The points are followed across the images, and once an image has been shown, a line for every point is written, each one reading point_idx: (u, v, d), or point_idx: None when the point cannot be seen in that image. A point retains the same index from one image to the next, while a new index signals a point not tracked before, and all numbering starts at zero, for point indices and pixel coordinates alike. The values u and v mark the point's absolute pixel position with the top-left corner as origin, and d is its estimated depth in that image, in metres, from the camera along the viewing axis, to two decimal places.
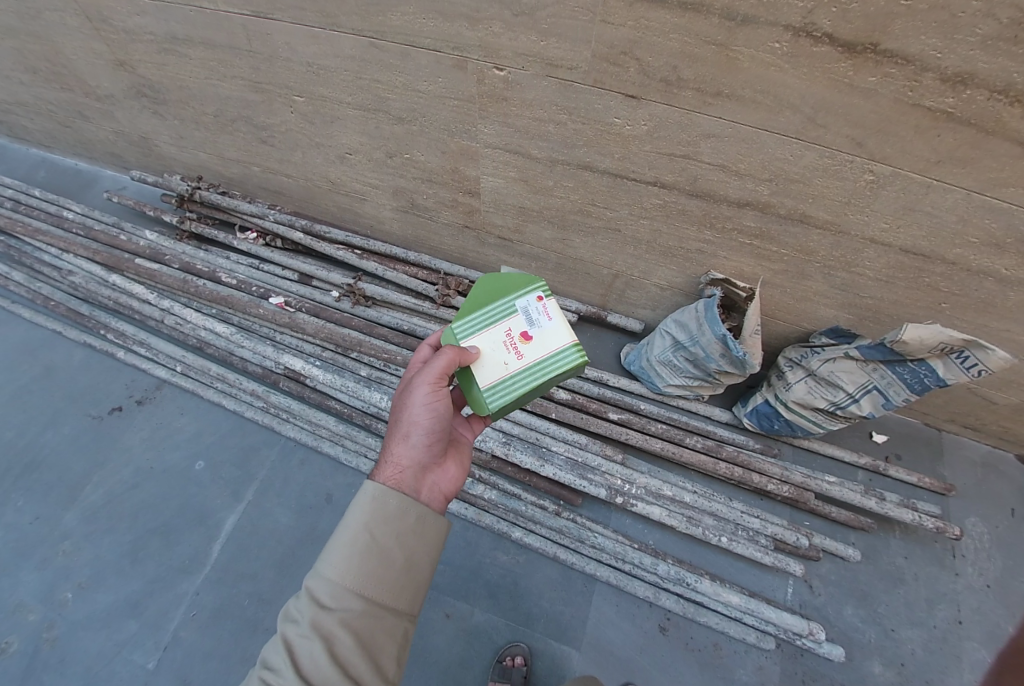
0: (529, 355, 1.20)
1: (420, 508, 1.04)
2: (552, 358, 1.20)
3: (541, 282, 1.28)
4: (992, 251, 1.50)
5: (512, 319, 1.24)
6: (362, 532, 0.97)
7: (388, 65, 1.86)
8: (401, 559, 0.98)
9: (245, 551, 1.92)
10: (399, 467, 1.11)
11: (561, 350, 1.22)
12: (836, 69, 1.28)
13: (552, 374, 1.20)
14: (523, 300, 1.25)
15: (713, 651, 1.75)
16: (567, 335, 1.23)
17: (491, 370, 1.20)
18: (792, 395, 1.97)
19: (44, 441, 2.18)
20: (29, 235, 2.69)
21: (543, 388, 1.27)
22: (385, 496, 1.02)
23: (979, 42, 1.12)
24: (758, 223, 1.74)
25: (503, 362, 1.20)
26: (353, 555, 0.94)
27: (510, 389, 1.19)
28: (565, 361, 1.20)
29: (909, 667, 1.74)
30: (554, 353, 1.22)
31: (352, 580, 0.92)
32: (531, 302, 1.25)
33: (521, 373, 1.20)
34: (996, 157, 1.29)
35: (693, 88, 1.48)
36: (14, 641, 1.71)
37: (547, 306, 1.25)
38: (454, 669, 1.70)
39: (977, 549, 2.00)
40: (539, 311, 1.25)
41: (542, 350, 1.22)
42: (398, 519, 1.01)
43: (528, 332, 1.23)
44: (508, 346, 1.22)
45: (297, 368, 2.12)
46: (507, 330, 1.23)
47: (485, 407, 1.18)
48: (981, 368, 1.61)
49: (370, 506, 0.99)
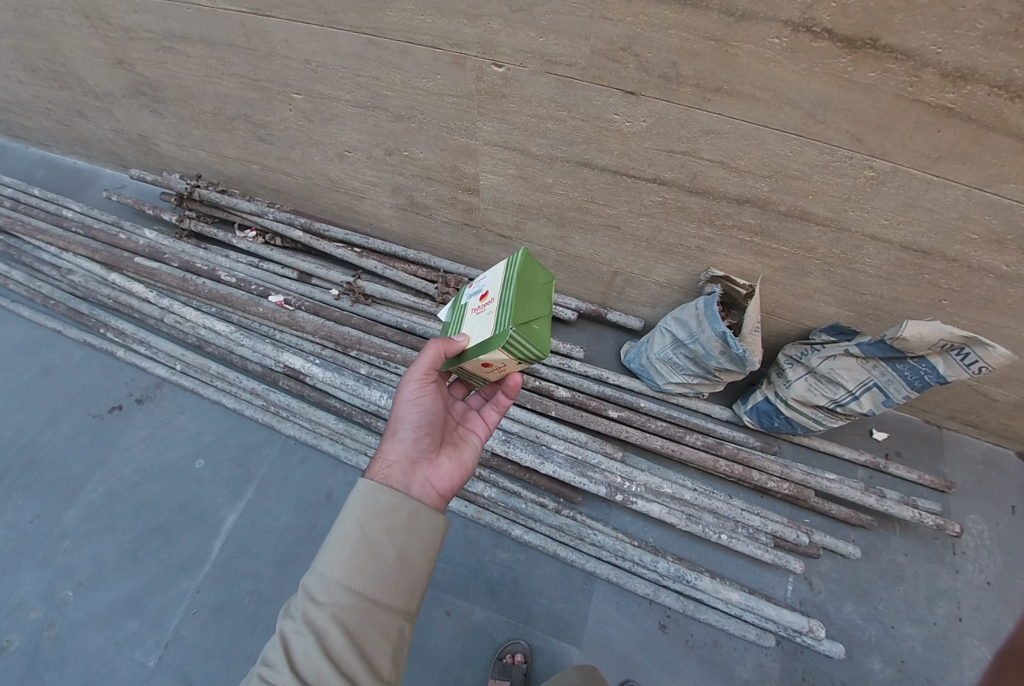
0: (491, 291, 1.17)
1: (412, 504, 1.04)
2: (505, 275, 1.17)
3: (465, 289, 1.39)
4: (992, 247, 1.49)
5: (467, 306, 1.26)
6: (354, 527, 0.97)
7: (386, 63, 1.85)
8: (393, 555, 0.97)
9: (245, 549, 1.92)
10: (387, 462, 1.13)
11: (507, 266, 1.21)
12: (836, 65, 1.28)
13: (514, 270, 1.16)
14: (463, 296, 1.31)
15: (713, 648, 1.75)
16: (501, 261, 1.25)
17: (482, 326, 1.13)
18: (792, 392, 1.97)
19: (45, 439, 2.18)
20: (29, 234, 2.69)
21: (534, 287, 1.17)
22: (376, 491, 1.03)
23: (979, 37, 1.12)
24: (757, 220, 1.74)
25: (484, 312, 1.15)
26: (345, 551, 0.94)
27: (507, 304, 1.08)
28: (516, 259, 1.19)
29: (909, 664, 1.74)
30: (506, 268, 1.20)
31: (344, 576, 0.92)
32: (468, 293, 1.31)
33: (500, 297, 1.13)
34: (996, 153, 1.28)
35: (692, 84, 1.47)
36: (14, 638, 1.71)
37: (478, 278, 1.31)
38: (454, 666, 1.71)
39: (977, 546, 2.00)
40: (474, 286, 1.29)
41: (496, 279, 1.21)
42: (390, 515, 1.01)
43: (481, 289, 1.23)
44: (475, 309, 1.20)
45: (296, 367, 2.13)
46: (470, 312, 1.22)
47: (503, 332, 1.03)
48: (980, 365, 1.60)
49: (361, 501, 1.00)
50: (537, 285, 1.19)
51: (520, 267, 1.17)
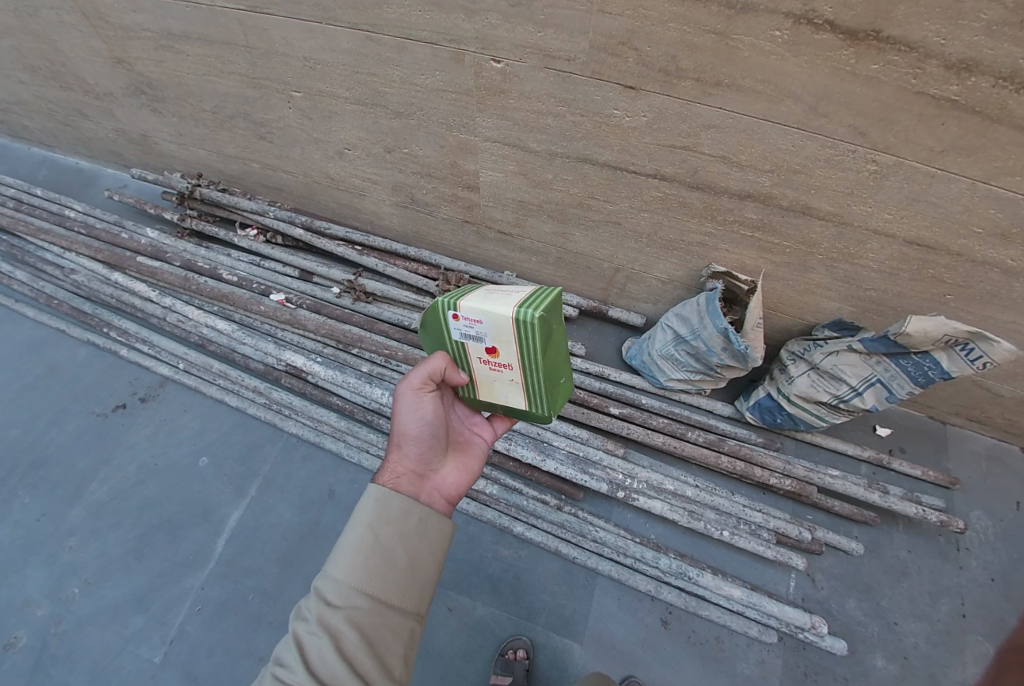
0: (510, 363, 1.09)
1: (423, 510, 1.05)
2: (522, 351, 1.04)
3: (443, 302, 1.09)
4: (997, 241, 1.48)
5: (470, 351, 1.13)
6: (366, 532, 0.98)
7: (385, 59, 1.85)
8: (405, 559, 0.98)
9: (248, 546, 1.93)
10: (397, 473, 1.13)
11: (516, 328, 1.01)
12: (839, 57, 1.27)
13: (535, 351, 1.03)
14: (454, 333, 1.11)
15: (715, 644, 1.75)
16: (501, 309, 1.01)
17: (511, 392, 1.16)
18: (795, 388, 1.96)
19: (50, 438, 2.20)
20: (32, 234, 2.70)
21: (556, 344, 1.10)
22: (387, 497, 1.03)
23: (984, 27, 1.10)
24: (760, 215, 1.73)
25: (510, 380, 1.14)
26: (358, 555, 0.95)
27: (541, 390, 1.12)
28: (529, 326, 1.00)
29: (912, 660, 1.73)
30: (520, 335, 1.03)
31: (357, 579, 0.92)
32: (460, 329, 1.09)
33: (526, 376, 1.11)
34: (1001, 145, 1.27)
35: (693, 78, 1.46)
36: (22, 635, 1.73)
37: (465, 315, 1.06)
38: (457, 662, 1.71)
39: (981, 542, 1.99)
40: (470, 329, 1.07)
41: (508, 343, 1.05)
42: (401, 521, 1.02)
43: (489, 346, 1.08)
44: (493, 367, 1.13)
45: (298, 365, 2.13)
46: (481, 364, 1.14)
47: (545, 417, 1.17)
48: (985, 360, 1.57)
49: (372, 508, 1.01)
50: (559, 336, 1.11)
51: (536, 339, 1.02)
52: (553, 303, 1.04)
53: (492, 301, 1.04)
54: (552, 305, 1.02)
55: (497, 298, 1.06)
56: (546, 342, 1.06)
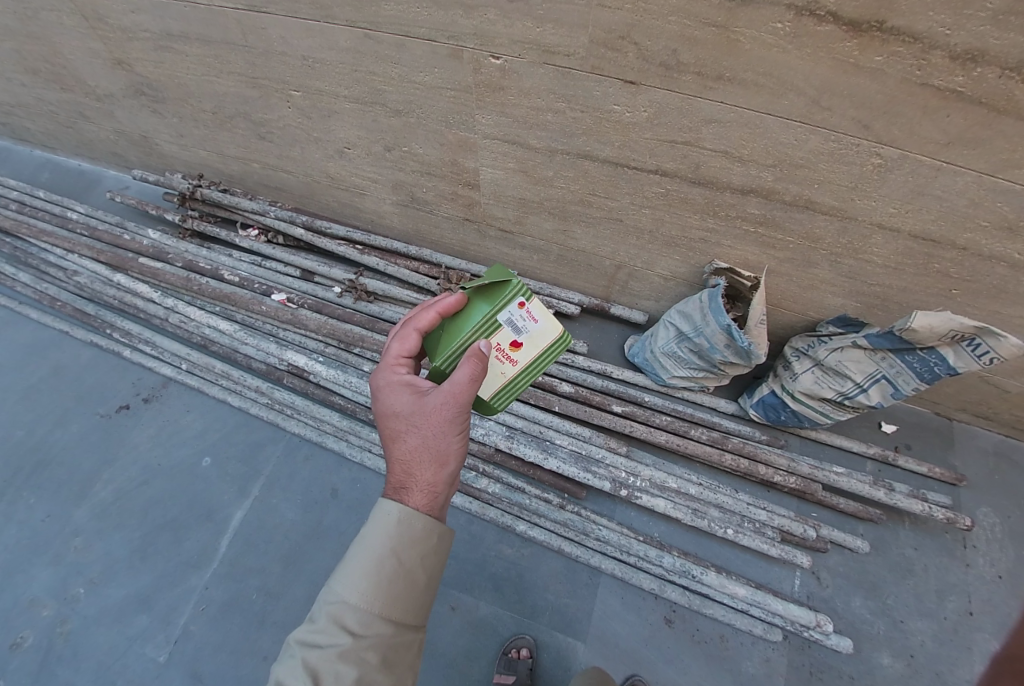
0: (523, 361, 1.19)
1: (443, 529, 1.05)
2: (542, 358, 1.19)
3: (517, 282, 1.15)
4: (1004, 235, 1.46)
5: (497, 333, 1.16)
6: (389, 556, 0.97)
7: (383, 57, 1.84)
8: (422, 579, 1.00)
9: (252, 546, 1.93)
10: (433, 495, 1.05)
11: (553, 342, 1.18)
12: (840, 49, 1.25)
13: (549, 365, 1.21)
14: (503, 310, 1.14)
15: (719, 643, 1.74)
16: (556, 329, 1.17)
17: (490, 382, 1.18)
18: (799, 385, 1.95)
19: (54, 439, 2.21)
20: (34, 236, 2.71)
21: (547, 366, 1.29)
22: (413, 518, 1.01)
23: (990, 17, 1.08)
24: (762, 210, 1.71)
25: (501, 373, 1.18)
26: (380, 578, 0.95)
27: (518, 390, 1.22)
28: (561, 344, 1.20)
29: (919, 658, 1.72)
30: (550, 346, 1.19)
31: (378, 604, 0.93)
32: (511, 309, 1.15)
33: (520, 376, 1.20)
34: (1008, 137, 1.25)
35: (694, 72, 1.44)
36: (28, 634, 1.74)
37: (529, 306, 1.15)
38: (460, 662, 1.71)
39: (988, 539, 1.97)
40: (523, 317, 1.15)
41: (535, 346, 1.18)
42: (423, 541, 1.01)
43: (516, 339, 1.16)
44: (498, 355, 1.17)
45: (299, 364, 2.14)
46: (495, 342, 1.16)
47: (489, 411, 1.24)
48: (992, 356, 1.56)
49: (396, 530, 0.99)
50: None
51: (555, 356, 1.21)
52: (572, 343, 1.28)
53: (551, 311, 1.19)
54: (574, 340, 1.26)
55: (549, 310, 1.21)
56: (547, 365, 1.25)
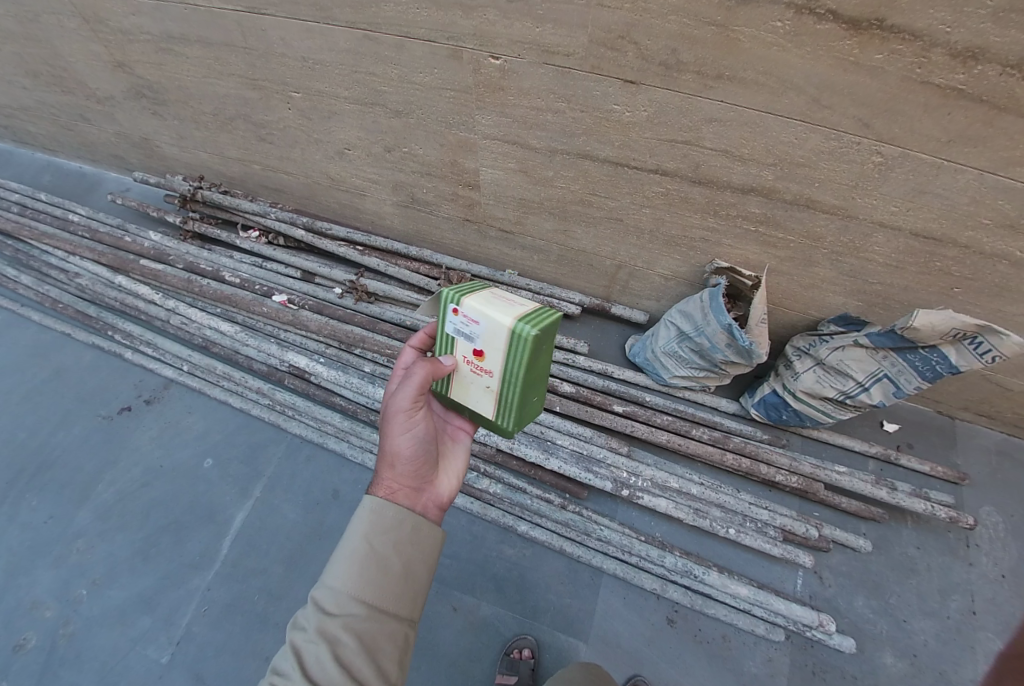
0: (493, 370, 1.09)
1: (417, 518, 1.06)
2: (504, 361, 1.05)
3: (452, 293, 1.10)
4: (1006, 233, 1.45)
5: (458, 348, 1.14)
6: (362, 541, 0.99)
7: (383, 58, 1.84)
8: (399, 567, 0.99)
9: (254, 547, 1.93)
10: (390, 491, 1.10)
11: (507, 341, 1.03)
12: (840, 47, 1.25)
13: (520, 365, 1.04)
14: (450, 326, 1.12)
15: (721, 643, 1.74)
16: (500, 324, 1.02)
17: (484, 398, 1.16)
18: (800, 384, 1.94)
19: (56, 441, 2.21)
20: (36, 238, 2.72)
21: (545, 363, 1.09)
22: (383, 507, 1.04)
23: (990, 14, 1.08)
24: (762, 209, 1.71)
25: (486, 387, 1.13)
26: (356, 564, 0.96)
27: (513, 403, 1.11)
28: (519, 340, 1.01)
29: (922, 657, 1.71)
30: (508, 346, 1.03)
31: (354, 586, 0.94)
32: (456, 323, 1.11)
33: (503, 387, 1.10)
34: (1010, 135, 1.24)
35: (693, 71, 1.44)
36: (31, 636, 1.75)
37: (466, 312, 1.08)
38: (462, 662, 1.71)
39: (992, 538, 1.96)
40: (467, 326, 1.09)
41: (495, 350, 1.06)
42: (396, 529, 1.02)
43: (474, 348, 1.10)
44: (471, 369, 1.14)
45: (300, 366, 2.14)
46: (464, 357, 1.14)
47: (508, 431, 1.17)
48: (994, 353, 1.56)
49: (368, 517, 1.01)
50: (545, 359, 1.10)
51: (519, 355, 1.03)
52: (553, 327, 1.05)
53: (496, 307, 1.05)
54: (547, 327, 1.02)
55: (499, 303, 1.07)
56: (537, 362, 1.06)
